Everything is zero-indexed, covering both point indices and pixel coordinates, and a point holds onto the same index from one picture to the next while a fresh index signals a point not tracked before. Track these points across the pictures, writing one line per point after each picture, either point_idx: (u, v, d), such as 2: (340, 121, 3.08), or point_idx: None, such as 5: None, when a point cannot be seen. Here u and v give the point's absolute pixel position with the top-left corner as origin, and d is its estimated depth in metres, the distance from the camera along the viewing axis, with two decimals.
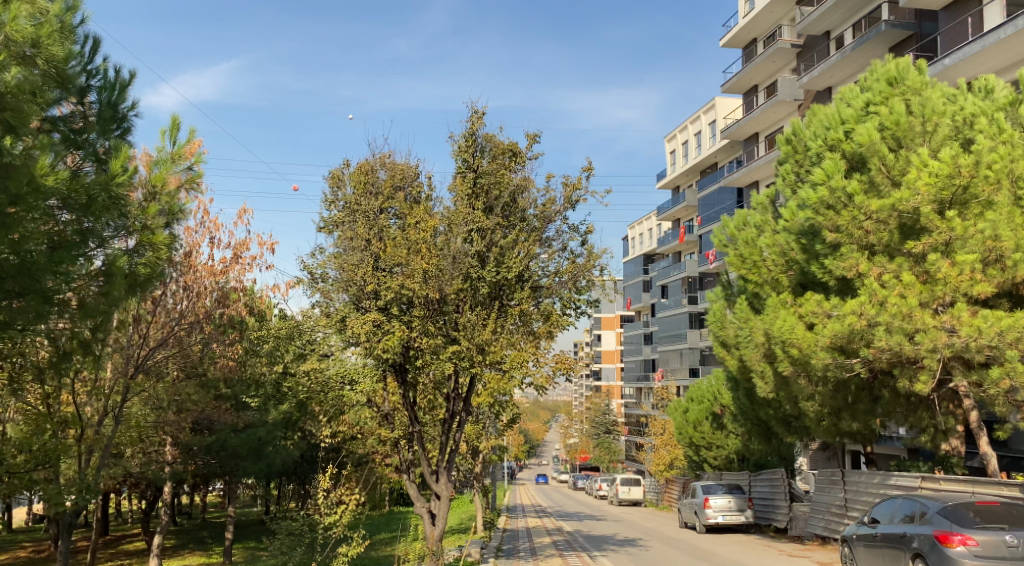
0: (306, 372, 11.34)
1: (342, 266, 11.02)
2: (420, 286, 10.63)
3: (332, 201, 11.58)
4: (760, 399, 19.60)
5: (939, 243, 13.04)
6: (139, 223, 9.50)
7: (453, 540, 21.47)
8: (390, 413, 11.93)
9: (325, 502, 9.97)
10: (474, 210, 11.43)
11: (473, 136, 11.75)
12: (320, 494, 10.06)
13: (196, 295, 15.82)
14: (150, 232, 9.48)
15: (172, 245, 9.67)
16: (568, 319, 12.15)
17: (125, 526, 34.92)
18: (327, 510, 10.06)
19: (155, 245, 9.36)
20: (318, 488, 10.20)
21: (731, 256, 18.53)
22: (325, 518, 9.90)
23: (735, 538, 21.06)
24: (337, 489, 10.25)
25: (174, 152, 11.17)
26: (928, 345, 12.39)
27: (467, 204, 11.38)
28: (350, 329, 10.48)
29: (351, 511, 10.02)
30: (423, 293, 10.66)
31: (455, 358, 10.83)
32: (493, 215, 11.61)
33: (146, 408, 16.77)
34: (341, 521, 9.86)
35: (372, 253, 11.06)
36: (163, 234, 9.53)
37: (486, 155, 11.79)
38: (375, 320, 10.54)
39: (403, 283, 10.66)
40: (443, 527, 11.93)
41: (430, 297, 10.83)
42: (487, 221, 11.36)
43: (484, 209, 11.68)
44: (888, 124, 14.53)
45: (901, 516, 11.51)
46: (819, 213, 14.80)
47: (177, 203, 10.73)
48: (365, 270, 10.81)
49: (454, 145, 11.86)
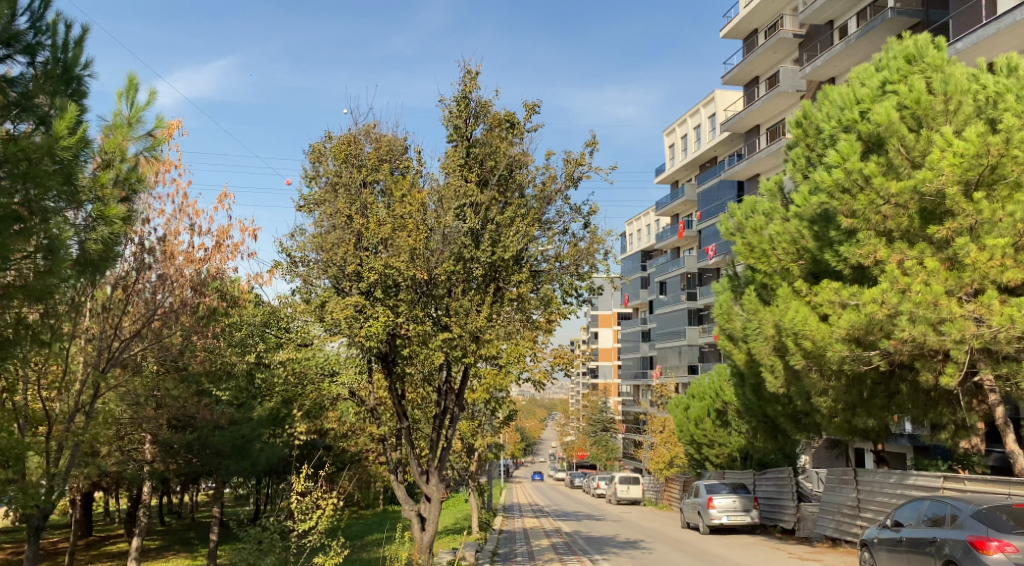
0: (282, 362, 10.51)
1: (322, 246, 10.12)
2: (409, 267, 9.73)
3: (313, 176, 10.70)
4: (768, 395, 18.78)
5: (963, 228, 12.29)
6: (91, 195, 8.69)
7: (447, 542, 20.69)
8: (375, 409, 10.97)
9: (300, 507, 9.13)
10: (467, 183, 10.51)
11: (467, 105, 10.85)
12: (293, 497, 9.12)
13: (173, 284, 14.97)
14: (104, 205, 8.67)
15: (128, 219, 8.86)
16: (569, 307, 11.31)
17: (110, 526, 33.94)
18: (302, 516, 9.14)
19: (108, 219, 8.57)
20: (291, 490, 9.26)
21: (738, 246, 17.70)
22: (297, 524, 9.06)
23: (741, 539, 20.22)
24: (315, 491, 9.33)
25: (130, 117, 10.11)
26: (956, 336, 11.57)
27: (459, 177, 10.47)
28: (331, 315, 9.57)
29: (329, 517, 9.15)
30: (410, 273, 9.76)
31: (447, 347, 9.93)
32: (488, 189, 10.74)
33: (125, 407, 16.06)
34: (317, 529, 8.99)
35: (354, 230, 10.12)
36: (118, 207, 8.80)
37: (481, 127, 10.89)
38: (356, 304, 9.67)
39: (389, 264, 9.75)
40: (433, 533, 11.01)
41: (417, 278, 9.92)
42: (482, 195, 10.45)
43: (478, 182, 10.82)
44: (907, 102, 13.65)
45: (928, 519, 10.67)
46: (834, 196, 14.08)
47: (141, 176, 9.77)
48: (347, 250, 9.94)
49: (445, 113, 10.99)
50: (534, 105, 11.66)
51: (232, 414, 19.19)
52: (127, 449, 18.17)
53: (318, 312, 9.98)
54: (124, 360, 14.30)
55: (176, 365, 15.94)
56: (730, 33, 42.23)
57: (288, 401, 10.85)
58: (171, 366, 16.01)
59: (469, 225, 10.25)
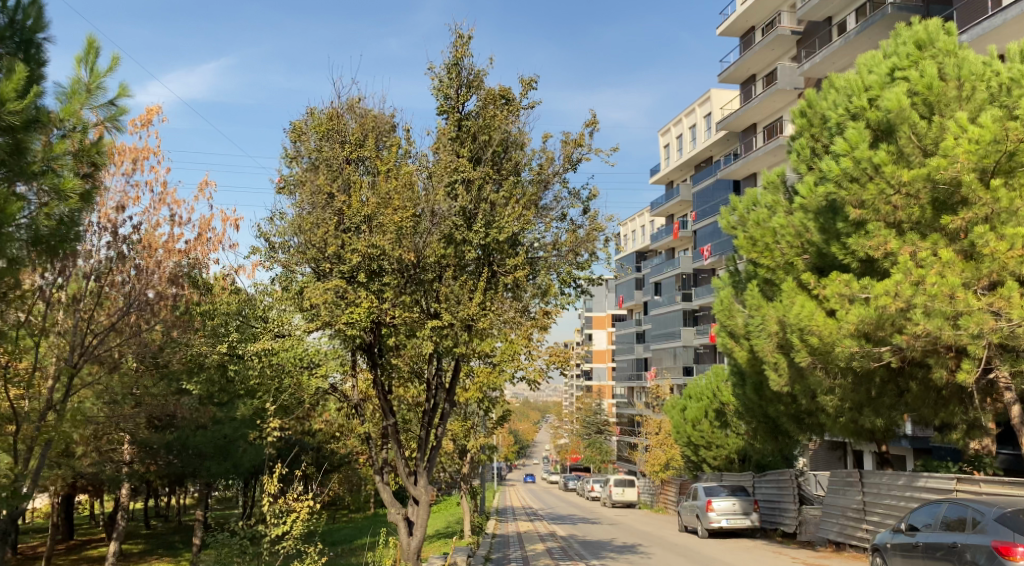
0: (257, 354, 9.74)
1: (302, 226, 9.47)
2: (395, 248, 9.08)
3: (293, 156, 10.09)
4: (770, 394, 18.20)
5: (979, 218, 11.77)
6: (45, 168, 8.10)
7: (438, 547, 20.08)
8: (359, 405, 10.32)
9: (271, 510, 8.49)
10: (459, 158, 9.87)
11: (459, 78, 10.24)
12: (264, 500, 8.48)
13: (153, 277, 14.44)
14: (60, 178, 8.04)
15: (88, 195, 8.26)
16: (568, 298, 10.70)
17: (94, 530, 33.16)
18: (275, 521, 8.50)
19: (63, 194, 7.96)
20: (263, 494, 8.58)
21: (740, 240, 17.15)
22: (267, 530, 8.43)
23: (742, 544, 19.66)
24: (292, 493, 8.70)
25: (90, 84, 9.25)
26: (974, 330, 10.89)
27: (450, 153, 9.82)
28: (309, 300, 8.89)
29: (304, 521, 8.50)
30: (396, 254, 9.12)
31: (436, 336, 9.30)
32: (481, 166, 10.09)
33: (101, 406, 15.45)
34: (291, 535, 8.35)
35: (336, 210, 9.49)
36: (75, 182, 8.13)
37: (475, 103, 10.26)
38: (337, 289, 9.04)
39: (375, 244, 9.09)
40: (421, 539, 10.24)
41: (404, 259, 9.28)
42: (474, 171, 9.80)
43: (471, 158, 10.18)
44: (918, 88, 13.10)
45: (947, 522, 10.05)
46: (842, 186, 13.58)
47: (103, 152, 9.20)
48: (328, 231, 9.29)
49: (434, 83, 10.38)
50: (531, 82, 10.96)
51: (215, 412, 18.52)
52: (106, 450, 17.56)
53: (297, 298, 9.31)
54: (99, 355, 13.71)
55: (155, 362, 15.30)
56: (727, 31, 41.67)
57: (262, 396, 10.07)
58: (150, 364, 15.36)
59: (460, 204, 9.60)
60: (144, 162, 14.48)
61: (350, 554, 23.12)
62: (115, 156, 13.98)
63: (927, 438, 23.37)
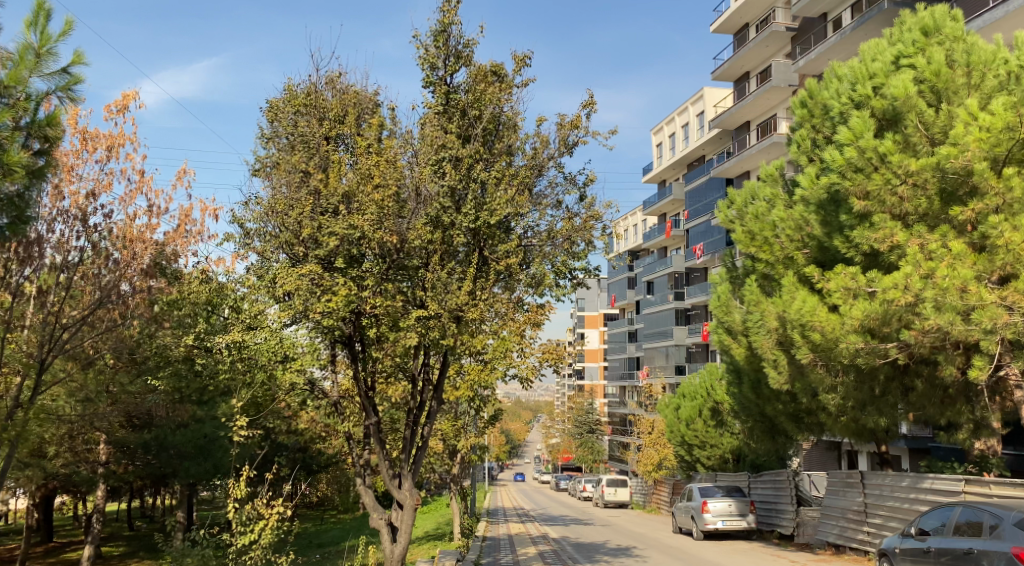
0: (228, 347, 9.12)
1: (275, 208, 8.93)
2: (376, 229, 8.53)
3: (269, 137, 9.53)
4: (768, 392, 17.68)
5: (990, 209, 11.27)
6: None
7: (427, 550, 19.50)
8: (339, 402, 9.73)
9: (239, 517, 7.85)
10: (446, 135, 9.32)
11: (446, 49, 9.74)
12: (229, 507, 7.85)
13: (128, 270, 13.82)
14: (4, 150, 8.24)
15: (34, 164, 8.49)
16: (563, 290, 10.23)
17: (74, 532, 32.33)
18: (241, 529, 7.89)
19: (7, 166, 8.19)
20: (228, 498, 7.95)
21: (738, 234, 16.66)
22: (232, 538, 7.83)
23: (739, 547, 19.14)
24: (262, 496, 8.07)
25: (40, 48, 8.98)
26: (987, 326, 10.30)
27: (437, 130, 9.29)
28: (281, 286, 8.33)
29: (273, 529, 7.89)
30: (378, 236, 8.56)
31: (423, 327, 8.75)
32: (470, 144, 9.52)
33: (75, 406, 14.85)
34: (260, 545, 7.77)
35: (313, 188, 8.93)
36: (21, 155, 8.37)
37: (464, 79, 9.71)
38: (313, 275, 8.42)
39: (354, 225, 8.53)
40: (405, 545, 9.62)
41: (387, 243, 8.72)
42: (463, 149, 9.29)
43: (459, 137, 9.61)
44: (925, 75, 12.61)
45: (961, 527, 9.55)
46: (846, 177, 13.07)
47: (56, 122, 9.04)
48: (303, 212, 8.72)
49: (419, 56, 9.82)
50: (524, 58, 10.40)
51: (194, 410, 17.91)
52: (80, 449, 16.93)
53: (270, 285, 8.77)
54: (69, 349, 13.16)
55: (133, 358, 14.70)
56: (721, 27, 41.19)
57: (232, 393, 9.47)
58: (126, 360, 14.79)
59: (448, 183, 9.07)
60: (121, 149, 13.92)
61: (334, 556, 22.45)
62: (89, 143, 13.36)
63: (941, 434, 22.78)
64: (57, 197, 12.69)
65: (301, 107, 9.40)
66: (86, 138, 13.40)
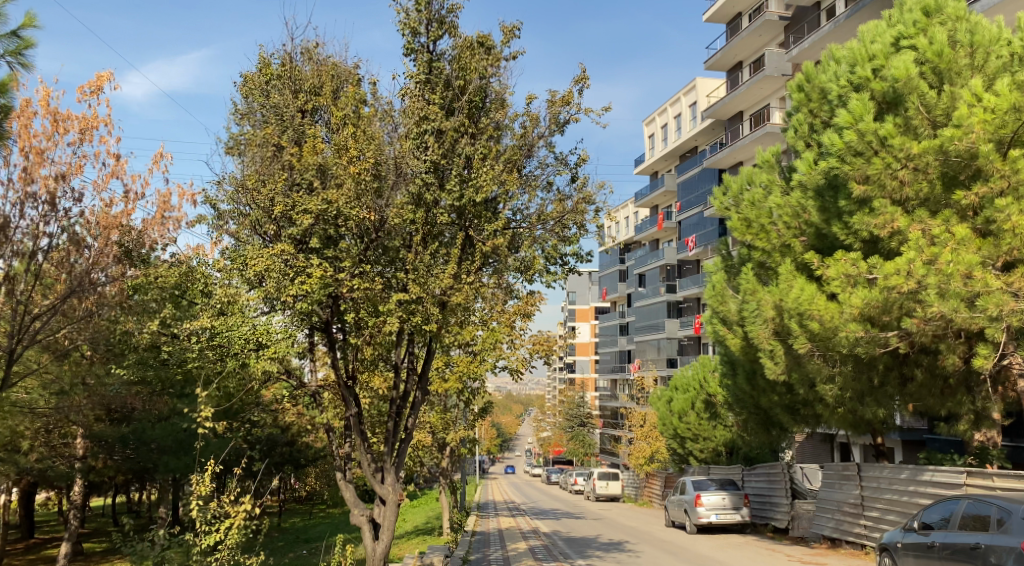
0: (198, 333, 8.69)
1: (247, 185, 8.50)
2: (354, 205, 8.32)
3: (243, 113, 9.10)
4: (763, 383, 17.33)
5: (996, 192, 10.93)
6: None
7: (416, 546, 19.09)
8: (318, 391, 9.32)
9: (203, 516, 7.38)
10: (428, 106, 8.92)
11: (428, 14, 9.30)
12: (195, 503, 7.38)
13: (102, 257, 13.32)
14: None
15: None
16: (554, 276, 9.85)
17: (57, 528, 31.78)
18: (208, 526, 7.43)
19: None
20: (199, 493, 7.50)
21: (734, 221, 16.29)
22: (196, 538, 7.35)
23: (733, 541, 18.82)
24: (232, 491, 7.61)
25: None
26: (993, 312, 9.97)
27: (420, 101, 8.87)
28: (253, 267, 7.99)
29: (241, 529, 7.42)
30: (355, 214, 8.15)
31: (405, 312, 8.34)
32: (455, 118, 9.10)
33: (50, 399, 14.60)
34: (225, 545, 7.29)
35: (287, 164, 8.52)
36: None
37: (449, 47, 9.29)
38: (286, 255, 7.99)
39: (330, 201, 8.22)
40: (388, 543, 9.20)
41: (364, 221, 8.31)
42: (446, 121, 8.89)
43: (443, 110, 9.19)
44: (927, 56, 12.23)
45: (967, 521, 9.20)
46: (845, 161, 12.65)
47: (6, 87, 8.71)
48: (275, 188, 8.30)
49: (400, 27, 9.38)
50: (513, 29, 9.95)
51: (175, 403, 17.42)
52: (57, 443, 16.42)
53: (242, 268, 8.39)
54: (39, 339, 12.59)
55: (110, 350, 14.17)
56: (714, 17, 40.75)
57: (204, 381, 9.05)
58: (104, 352, 14.26)
59: (431, 158, 8.73)
60: (95, 132, 13.42)
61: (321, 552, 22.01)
62: (59, 125, 12.83)
63: (938, 426, 22.58)
64: (26, 180, 12.17)
65: (276, 79, 8.98)
66: (58, 120, 12.87)
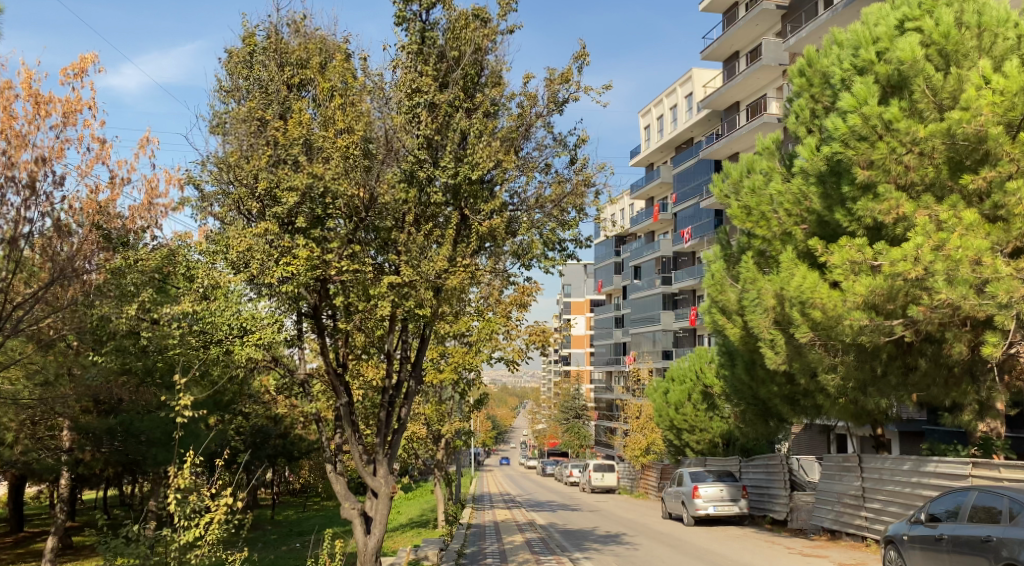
0: (180, 319, 8.38)
1: (231, 164, 8.21)
2: (341, 180, 8.00)
3: (229, 90, 8.78)
4: (763, 373, 17.06)
5: (1004, 176, 10.66)
6: None
7: (410, 539, 18.82)
8: (307, 380, 9.03)
9: (182, 511, 7.05)
10: (422, 80, 8.62)
11: None
12: (174, 497, 7.05)
13: (87, 244, 12.95)
14: None
15: None
16: (552, 261, 9.57)
17: (47, 521, 31.41)
18: (186, 521, 7.10)
19: None
20: (178, 487, 7.17)
21: (734, 209, 15.97)
22: (173, 534, 7.01)
23: (731, 533, 18.58)
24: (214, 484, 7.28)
25: None
26: (1003, 299, 9.71)
27: (412, 75, 8.56)
28: (236, 248, 7.75)
29: (222, 524, 7.10)
30: (342, 191, 7.85)
31: (397, 295, 8.03)
32: (448, 92, 8.82)
33: (34, 388, 14.45)
34: (206, 541, 6.97)
35: (272, 140, 8.23)
36: None
37: (443, 16, 8.99)
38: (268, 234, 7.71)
39: (316, 177, 7.89)
40: (380, 538, 8.89)
41: (352, 198, 8.03)
42: (440, 94, 8.61)
43: (438, 85, 8.90)
44: (933, 37, 11.91)
45: (977, 513, 8.94)
46: (849, 146, 12.27)
47: None
48: (259, 165, 8.02)
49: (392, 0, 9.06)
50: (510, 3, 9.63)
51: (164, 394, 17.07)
52: None
53: (226, 250, 8.10)
54: (21, 328, 12.26)
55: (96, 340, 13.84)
56: (710, 5, 40.31)
57: (187, 367, 8.76)
58: (90, 342, 13.93)
59: (423, 133, 8.46)
60: (79, 114, 13.03)
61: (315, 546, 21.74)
62: (41, 107, 12.47)
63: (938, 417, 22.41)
64: (7, 164, 11.82)
65: (261, 52, 8.68)
66: (40, 102, 12.49)
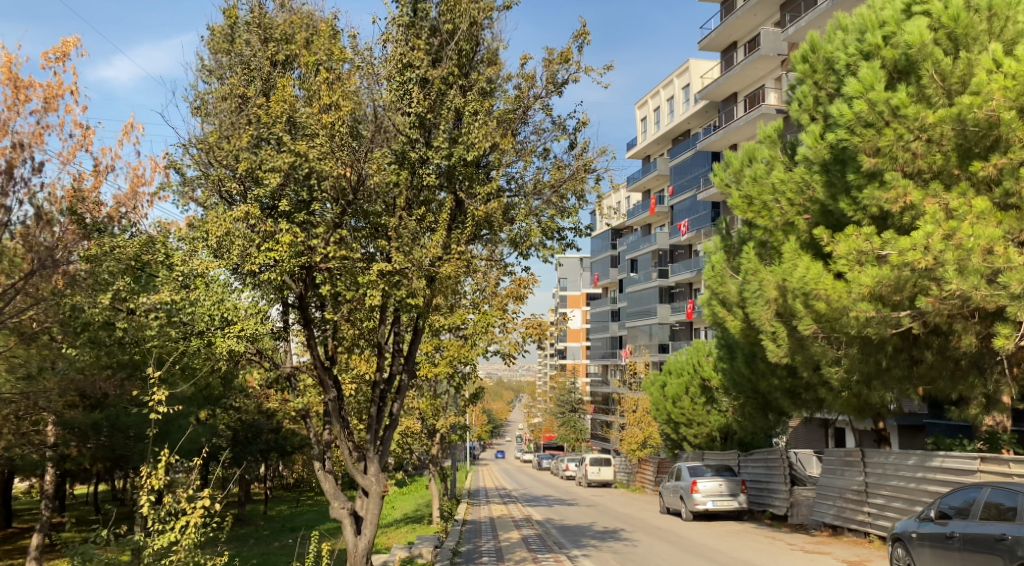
0: (157, 309, 8.04)
1: (212, 146, 7.87)
2: (327, 160, 7.64)
3: (211, 70, 8.42)
4: (764, 366, 16.74)
5: (1015, 163, 10.35)
6: None
7: (405, 535, 18.47)
8: (293, 372, 8.69)
9: (155, 513, 6.69)
10: (414, 58, 8.30)
11: None
12: (148, 498, 6.70)
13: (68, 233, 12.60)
14: None
15: None
16: (551, 250, 9.26)
17: (36, 517, 31.02)
18: (159, 523, 6.75)
19: None
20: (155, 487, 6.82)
21: (735, 199, 15.62)
22: (147, 538, 6.65)
23: (731, 528, 18.32)
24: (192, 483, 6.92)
25: None
26: (1016, 289, 9.42)
27: (403, 52, 8.23)
28: (213, 233, 7.41)
29: (198, 527, 6.75)
30: (327, 172, 7.52)
31: (387, 284, 7.70)
32: (441, 69, 8.51)
33: (16, 384, 13.92)
34: (181, 545, 6.61)
35: (255, 120, 7.90)
36: None
37: None
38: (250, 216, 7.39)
39: (299, 156, 7.55)
40: (370, 538, 8.57)
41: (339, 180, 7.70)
42: (432, 69, 8.33)
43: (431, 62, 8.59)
44: (943, 21, 11.54)
45: (991, 511, 8.63)
46: (855, 133, 11.86)
47: None
48: (241, 146, 7.69)
49: None
50: None
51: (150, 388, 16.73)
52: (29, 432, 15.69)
53: (206, 236, 7.76)
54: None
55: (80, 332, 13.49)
56: None
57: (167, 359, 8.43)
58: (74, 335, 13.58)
59: (414, 112, 8.14)
60: (59, 100, 12.65)
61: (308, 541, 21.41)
62: (19, 92, 12.08)
63: (939, 411, 22.17)
64: None
65: (245, 27, 8.36)
66: (19, 87, 12.12)
